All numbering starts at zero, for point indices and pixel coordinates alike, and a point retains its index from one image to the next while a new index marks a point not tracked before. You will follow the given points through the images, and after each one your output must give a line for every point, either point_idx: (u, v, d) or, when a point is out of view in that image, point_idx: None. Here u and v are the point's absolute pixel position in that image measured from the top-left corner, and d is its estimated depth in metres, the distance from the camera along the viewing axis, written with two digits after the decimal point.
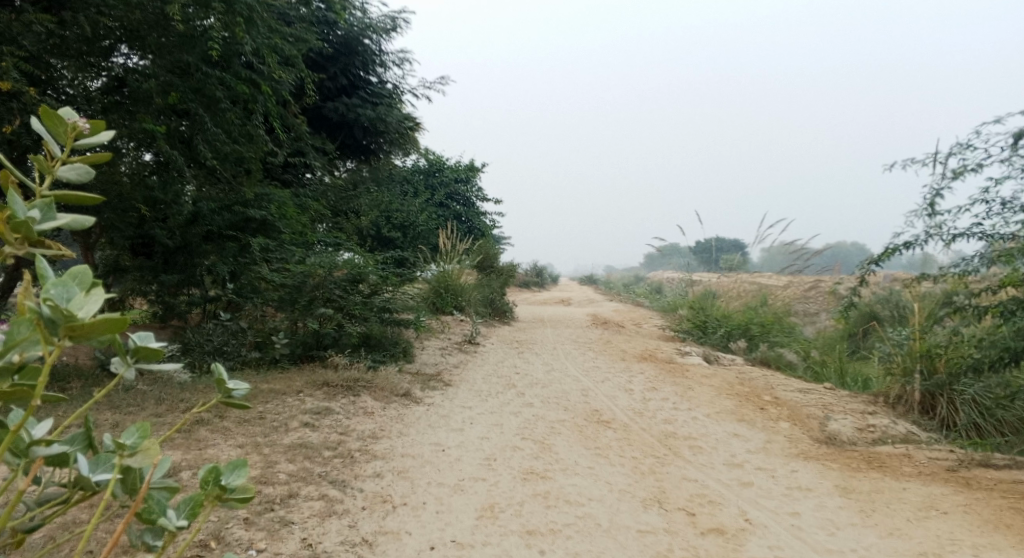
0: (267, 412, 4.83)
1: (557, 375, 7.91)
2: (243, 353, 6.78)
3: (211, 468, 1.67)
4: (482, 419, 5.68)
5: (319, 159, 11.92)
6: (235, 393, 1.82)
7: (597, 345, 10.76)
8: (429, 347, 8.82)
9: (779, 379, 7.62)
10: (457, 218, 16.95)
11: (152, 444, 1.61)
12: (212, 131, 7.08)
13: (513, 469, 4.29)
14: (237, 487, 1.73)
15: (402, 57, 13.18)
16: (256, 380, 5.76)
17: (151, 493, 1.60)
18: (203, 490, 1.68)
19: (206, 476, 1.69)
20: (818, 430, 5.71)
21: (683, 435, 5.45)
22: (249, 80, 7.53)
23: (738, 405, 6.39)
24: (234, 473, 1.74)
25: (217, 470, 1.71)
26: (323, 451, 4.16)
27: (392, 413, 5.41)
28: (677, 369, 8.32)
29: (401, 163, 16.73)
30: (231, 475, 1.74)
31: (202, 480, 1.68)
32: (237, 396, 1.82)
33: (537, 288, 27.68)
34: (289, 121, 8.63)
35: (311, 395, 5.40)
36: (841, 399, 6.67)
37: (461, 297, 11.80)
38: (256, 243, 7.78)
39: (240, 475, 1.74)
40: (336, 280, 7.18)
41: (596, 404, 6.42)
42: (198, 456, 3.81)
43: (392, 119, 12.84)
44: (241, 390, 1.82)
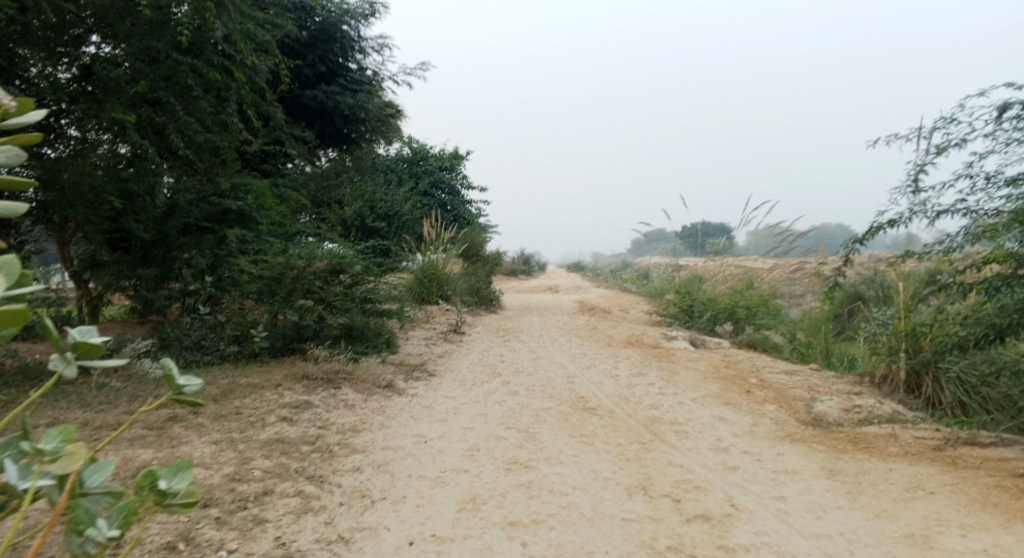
0: (244, 407, 4.73)
1: (543, 362, 7.84)
2: (221, 346, 6.65)
3: (145, 473, 1.54)
4: (465, 408, 5.60)
5: (299, 148, 11.76)
6: (186, 390, 1.78)
7: (584, 331, 10.71)
8: (414, 337, 8.71)
9: (765, 362, 7.60)
10: (442, 207, 16.80)
11: (77, 448, 1.57)
12: (184, 118, 6.85)
13: (496, 459, 4.21)
14: (179, 490, 1.62)
15: (381, 43, 12.98)
16: (233, 374, 5.65)
17: (78, 502, 1.49)
18: (137, 496, 1.55)
19: (140, 481, 1.56)
20: (804, 412, 5.68)
21: (669, 420, 5.39)
22: (220, 67, 7.32)
23: (724, 389, 6.35)
24: (176, 476, 1.62)
25: (153, 475, 1.58)
26: (301, 446, 4.07)
27: (374, 405, 5.31)
28: (664, 353, 8.28)
29: (384, 152, 16.55)
30: (172, 479, 1.62)
31: (137, 486, 1.56)
32: (189, 393, 1.77)
33: (524, 276, 27.61)
34: (265, 110, 8.44)
35: (291, 389, 5.29)
36: (827, 380, 6.64)
37: (446, 285, 11.69)
38: (232, 235, 7.49)
39: (183, 478, 1.63)
40: (316, 271, 7.03)
41: (581, 391, 6.36)
42: (170, 454, 3.70)
43: (373, 106, 12.65)
44: (193, 386, 1.79)
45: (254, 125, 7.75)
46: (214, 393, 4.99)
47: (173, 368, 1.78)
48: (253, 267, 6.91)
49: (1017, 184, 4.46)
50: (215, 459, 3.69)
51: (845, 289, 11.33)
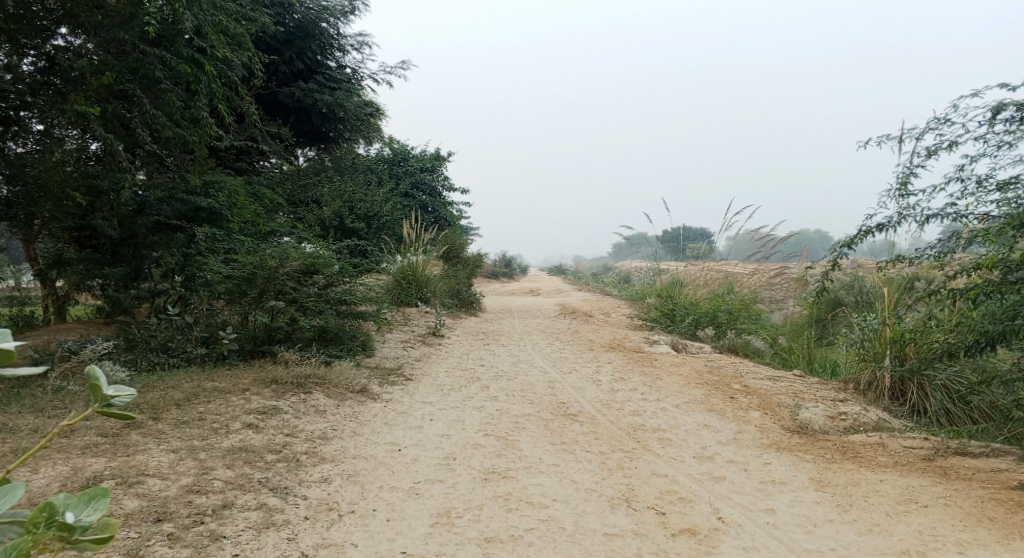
0: (208, 413, 4.48)
1: (523, 366, 7.66)
2: (188, 349, 6.36)
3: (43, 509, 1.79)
4: (442, 414, 5.41)
5: (275, 146, 11.50)
6: (116, 400, 2.22)
7: (565, 335, 10.55)
8: (391, 340, 8.48)
9: (748, 367, 7.49)
10: (422, 208, 16.57)
11: None
12: (151, 111, 6.54)
13: (473, 469, 4.02)
14: (88, 519, 1.89)
15: (361, 41, 12.75)
16: (199, 379, 5.40)
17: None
18: (34, 531, 1.81)
19: (38, 517, 1.81)
20: (788, 420, 5.55)
21: (652, 427, 5.24)
22: (191, 60, 7.02)
23: (707, 395, 6.21)
24: (87, 508, 1.89)
25: (52, 512, 1.82)
26: (267, 455, 3.85)
27: (346, 411, 5.09)
28: (646, 358, 8.14)
29: (364, 152, 16.30)
30: (82, 511, 1.88)
31: (35, 521, 1.81)
32: (118, 403, 2.23)
33: (506, 279, 27.45)
34: (239, 106, 8.15)
35: (259, 394, 5.06)
36: (810, 386, 6.54)
37: (426, 288, 11.46)
38: (200, 234, 7.24)
39: (91, 511, 1.89)
40: (288, 272, 6.79)
41: (562, 396, 6.19)
42: (125, 463, 3.47)
43: (352, 105, 12.40)
44: (122, 397, 2.22)
45: (227, 120, 7.47)
46: (177, 398, 4.74)
47: (102, 382, 2.17)
48: (222, 267, 6.52)
49: (1008, 188, 4.40)
50: (173, 469, 3.46)
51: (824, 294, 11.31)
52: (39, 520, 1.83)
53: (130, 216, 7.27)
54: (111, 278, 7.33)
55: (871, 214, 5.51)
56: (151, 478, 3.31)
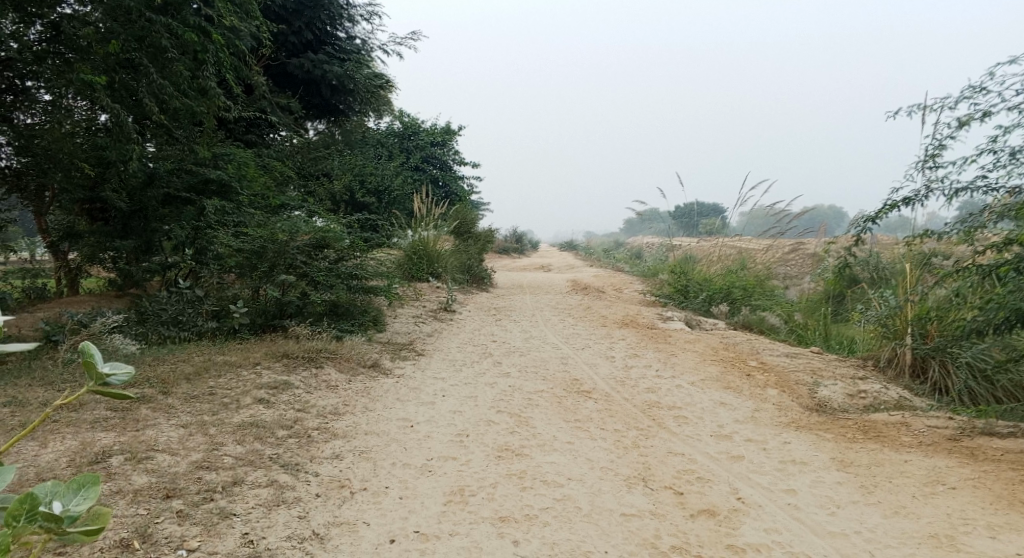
0: (218, 387, 4.43)
1: (536, 342, 7.58)
2: (198, 323, 6.31)
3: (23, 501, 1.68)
4: (454, 390, 5.34)
5: (285, 119, 11.40)
6: (114, 378, 1.95)
7: (577, 310, 10.45)
8: (402, 315, 8.42)
9: (765, 344, 7.37)
10: (433, 183, 16.41)
11: None
12: (158, 81, 6.41)
13: (487, 446, 3.96)
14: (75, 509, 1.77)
15: (371, 11, 12.53)
16: (210, 353, 5.35)
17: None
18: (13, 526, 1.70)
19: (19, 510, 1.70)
20: (807, 398, 5.45)
21: (668, 405, 5.16)
22: (198, 28, 6.87)
23: (724, 372, 6.10)
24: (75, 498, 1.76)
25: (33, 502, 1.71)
26: (277, 430, 3.79)
27: (357, 387, 5.03)
28: (660, 335, 8.03)
29: (374, 126, 16.13)
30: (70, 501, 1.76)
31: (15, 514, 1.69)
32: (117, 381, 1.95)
33: (516, 254, 27.35)
34: (247, 76, 8.01)
35: (269, 369, 5.00)
36: (828, 363, 6.42)
37: (437, 263, 11.38)
38: (209, 207, 7.17)
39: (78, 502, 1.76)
40: (299, 245, 6.73)
41: (576, 373, 6.11)
42: (134, 438, 3.42)
43: (362, 77, 12.22)
44: (120, 375, 1.96)
45: (235, 90, 7.34)
46: (188, 372, 4.69)
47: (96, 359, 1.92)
48: (232, 241, 6.55)
49: None
50: (184, 444, 3.41)
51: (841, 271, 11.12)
52: (19, 512, 1.71)
53: (140, 188, 7.21)
54: (121, 251, 7.29)
55: (897, 187, 5.34)
56: (160, 454, 3.26)
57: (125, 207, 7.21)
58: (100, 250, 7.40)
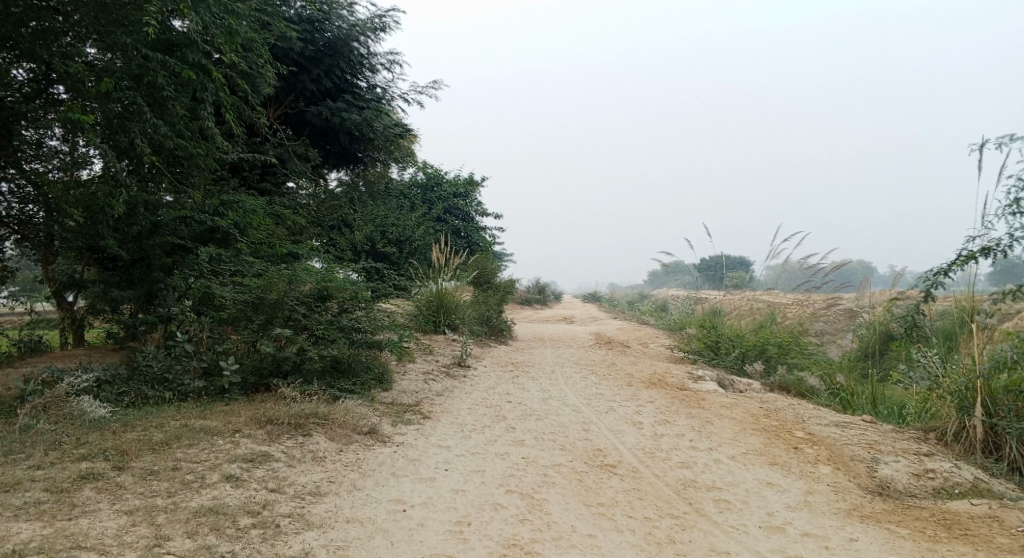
0: (185, 461, 3.87)
1: (554, 404, 6.90)
2: (185, 381, 5.80)
3: None
4: (460, 462, 4.70)
5: (301, 166, 11.12)
6: None
7: (601, 367, 9.76)
8: (413, 371, 7.82)
9: (811, 411, 6.59)
10: (454, 233, 16.00)
11: None
12: (153, 120, 6.06)
13: (491, 542, 3.35)
14: None
15: (392, 60, 12.32)
16: (188, 418, 4.80)
17: None
18: None
19: None
20: (866, 478, 4.71)
21: (706, 486, 4.48)
22: (197, 66, 6.53)
23: (767, 444, 5.38)
24: None
25: None
26: (240, 518, 3.22)
27: (348, 459, 4.41)
28: (692, 397, 7.30)
29: (397, 176, 15.91)
30: None
31: None
32: None
33: (539, 305, 26.79)
34: (251, 120, 7.61)
35: (250, 437, 4.42)
36: (886, 435, 5.64)
37: (454, 314, 10.79)
38: (205, 254, 6.66)
39: None
40: (300, 296, 6.19)
41: (598, 442, 5.43)
42: (62, 531, 2.88)
43: (381, 125, 11.89)
44: None
45: (236, 131, 6.95)
46: (155, 441, 4.14)
47: None
48: (226, 290, 6.04)
49: None
50: (120, 539, 2.89)
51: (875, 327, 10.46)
52: None
53: (140, 236, 6.85)
54: (120, 301, 6.88)
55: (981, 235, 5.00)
56: (86, 554, 2.76)
57: (124, 255, 6.83)
58: (100, 300, 7.06)
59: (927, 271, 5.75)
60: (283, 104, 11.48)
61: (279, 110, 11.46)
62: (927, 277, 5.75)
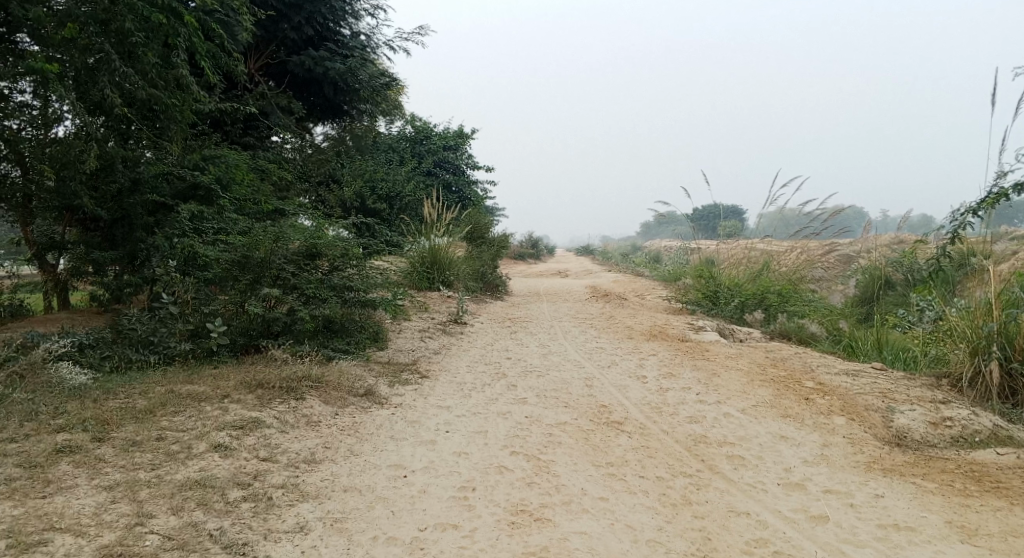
0: (171, 430, 3.63)
1: (555, 359, 6.71)
2: (171, 343, 5.52)
3: None
4: (460, 423, 4.50)
5: (286, 119, 10.67)
6: None
7: (599, 320, 9.57)
8: (408, 329, 7.59)
9: (818, 360, 6.42)
10: (446, 187, 15.62)
11: None
12: (122, 69, 5.57)
13: (498, 508, 3.17)
14: None
15: (375, 5, 11.74)
16: (175, 383, 4.56)
17: None
18: None
19: None
20: (882, 428, 4.55)
21: (717, 441, 4.30)
22: (168, 9, 6.00)
23: (777, 396, 5.21)
24: None
25: None
26: (229, 491, 3.01)
27: (344, 423, 4.20)
28: (695, 349, 7.12)
29: (385, 129, 15.43)
30: None
31: None
32: None
33: (532, 259, 26.54)
34: (227, 68, 7.15)
35: (240, 403, 4.19)
36: (897, 383, 5.48)
37: (449, 270, 10.52)
38: (185, 212, 6.28)
39: None
40: (288, 254, 5.87)
41: (603, 398, 5.25)
42: (35, 511, 2.66)
43: (366, 75, 11.38)
44: None
45: (213, 80, 6.52)
46: (139, 410, 3.89)
47: None
48: (209, 250, 5.73)
49: None
50: (98, 518, 2.66)
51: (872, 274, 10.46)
52: None
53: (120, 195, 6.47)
54: (103, 263, 6.54)
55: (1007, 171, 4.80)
56: (61, 537, 2.54)
57: (103, 214, 6.44)
58: (82, 262, 6.68)
59: (955, 213, 5.66)
60: (263, 55, 10.94)
61: (259, 61, 10.93)
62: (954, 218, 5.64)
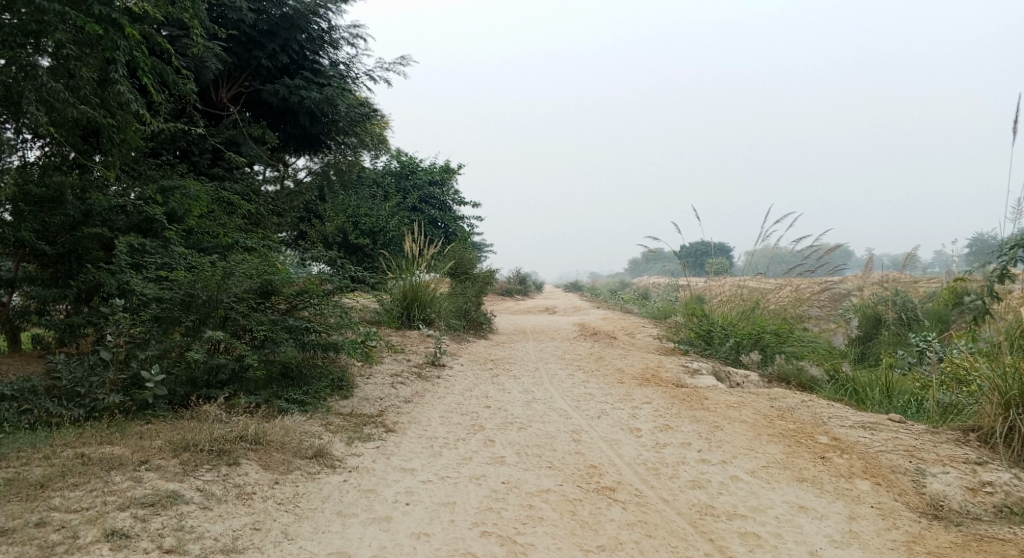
0: (58, 512, 3.02)
1: (538, 408, 6.05)
2: (99, 396, 4.80)
3: None
4: (425, 491, 3.84)
5: (258, 150, 10.08)
6: None
7: (588, 362, 8.93)
8: (378, 375, 6.91)
9: (829, 410, 5.80)
10: (431, 223, 15.07)
11: None
12: (51, 84, 4.95)
13: None
14: None
15: (355, 35, 11.30)
16: (88, 445, 3.87)
17: None
18: None
19: None
20: (914, 496, 3.94)
21: (726, 514, 3.68)
22: (107, 20, 5.35)
23: (789, 454, 4.59)
24: None
25: None
26: None
27: (284, 495, 3.54)
28: (694, 396, 6.48)
29: (368, 163, 14.94)
30: None
31: None
32: None
33: (520, 296, 25.94)
34: (177, 88, 6.55)
35: (160, 471, 3.51)
36: (923, 438, 4.86)
37: (430, 308, 9.89)
38: (125, 243, 5.60)
39: None
40: (237, 292, 5.22)
41: (591, 456, 4.60)
42: None
43: (345, 104, 10.73)
44: None
45: (158, 98, 5.87)
46: (28, 482, 3.23)
47: None
48: (148, 287, 5.06)
49: None
50: None
51: (864, 312, 10.08)
52: None
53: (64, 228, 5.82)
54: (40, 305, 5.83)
55: None
56: None
57: (45, 250, 5.78)
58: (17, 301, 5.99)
59: (1005, 246, 4.94)
60: (236, 83, 10.44)
61: (232, 89, 10.42)
62: (1004, 254, 4.92)
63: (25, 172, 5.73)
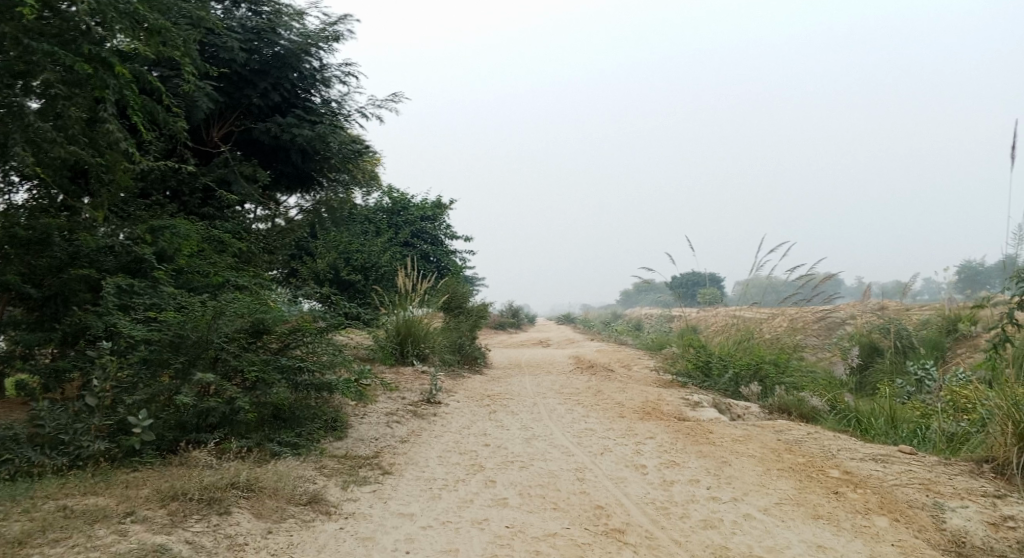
0: None
1: (539, 445, 5.88)
2: (84, 443, 4.61)
3: None
4: (426, 538, 3.66)
5: (249, 187, 10.00)
6: None
7: (586, 396, 8.77)
8: (373, 413, 6.73)
9: (837, 442, 5.66)
10: (423, 258, 14.98)
11: None
12: (39, 123, 4.86)
13: None
14: None
15: (347, 73, 11.34)
16: (69, 497, 3.67)
17: None
18: None
19: None
20: (935, 532, 3.80)
21: (742, 556, 3.52)
22: (97, 60, 5.30)
23: (801, 490, 4.44)
24: None
25: None
26: None
27: (278, 546, 3.36)
28: (698, 430, 6.33)
29: (359, 199, 14.91)
30: None
31: None
32: None
33: (513, 330, 25.79)
34: (167, 126, 6.48)
35: (146, 523, 3.32)
36: (937, 471, 4.72)
37: (424, 343, 9.73)
38: (113, 284, 5.45)
39: None
40: (227, 332, 5.06)
41: (596, 496, 4.44)
42: None
43: (336, 141, 10.69)
44: None
45: (149, 136, 5.79)
46: (6, 538, 3.04)
47: None
48: (136, 328, 4.89)
49: None
50: None
51: (861, 340, 10.00)
52: None
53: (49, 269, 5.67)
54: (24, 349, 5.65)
55: None
56: None
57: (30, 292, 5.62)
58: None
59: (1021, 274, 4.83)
60: (227, 123, 10.39)
61: (223, 129, 10.36)
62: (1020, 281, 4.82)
63: (12, 214, 5.62)
